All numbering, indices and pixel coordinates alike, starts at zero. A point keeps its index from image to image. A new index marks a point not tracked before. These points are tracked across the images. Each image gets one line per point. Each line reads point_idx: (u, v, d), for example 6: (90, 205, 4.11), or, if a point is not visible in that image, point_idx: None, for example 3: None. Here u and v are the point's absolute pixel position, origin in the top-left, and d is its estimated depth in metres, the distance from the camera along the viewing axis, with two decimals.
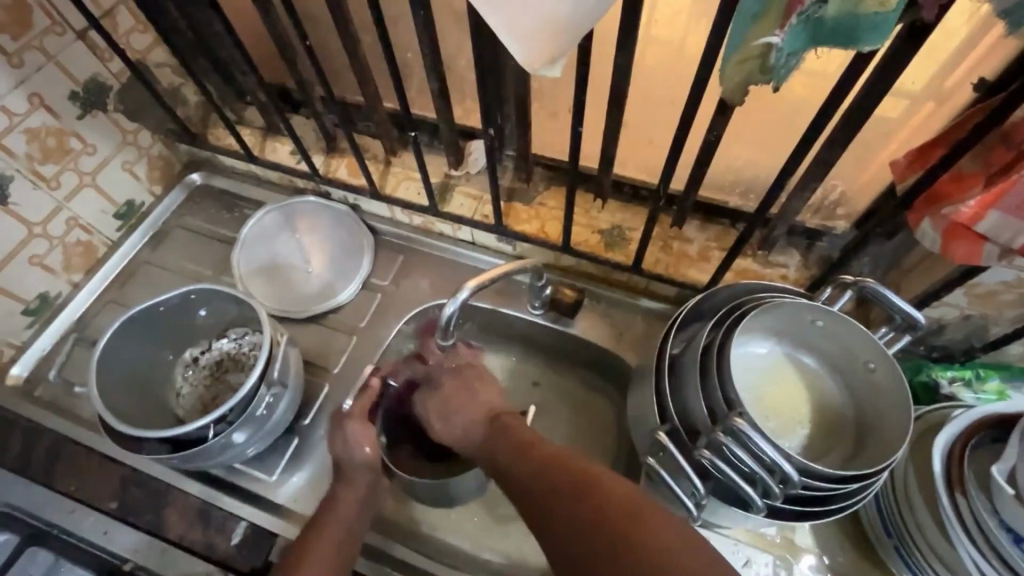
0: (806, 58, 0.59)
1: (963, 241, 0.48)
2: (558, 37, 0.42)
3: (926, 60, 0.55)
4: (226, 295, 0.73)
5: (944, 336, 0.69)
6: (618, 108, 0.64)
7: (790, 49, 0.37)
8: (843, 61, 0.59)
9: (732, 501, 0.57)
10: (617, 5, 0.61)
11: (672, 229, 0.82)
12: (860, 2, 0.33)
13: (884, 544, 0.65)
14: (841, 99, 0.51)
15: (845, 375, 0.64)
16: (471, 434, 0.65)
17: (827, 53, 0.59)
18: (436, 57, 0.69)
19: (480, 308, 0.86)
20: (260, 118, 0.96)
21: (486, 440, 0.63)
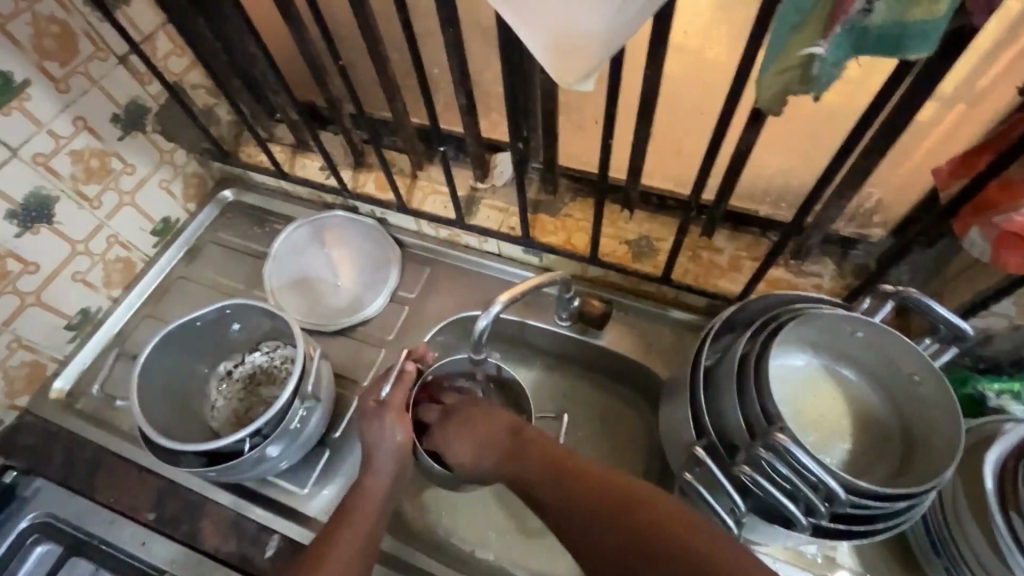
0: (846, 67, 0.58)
1: (1015, 249, 0.46)
2: (592, 52, 0.42)
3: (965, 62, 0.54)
4: (259, 309, 0.74)
5: (992, 347, 0.66)
6: (647, 120, 0.63)
7: (833, 60, 0.36)
8: (877, 67, 0.58)
9: (772, 518, 0.55)
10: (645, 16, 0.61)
11: (701, 239, 0.81)
12: (907, 10, 0.32)
13: (933, 564, 0.62)
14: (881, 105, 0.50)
15: (888, 388, 0.62)
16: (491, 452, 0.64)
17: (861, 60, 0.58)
18: (464, 72, 0.70)
19: (507, 320, 0.86)
20: (289, 135, 0.98)
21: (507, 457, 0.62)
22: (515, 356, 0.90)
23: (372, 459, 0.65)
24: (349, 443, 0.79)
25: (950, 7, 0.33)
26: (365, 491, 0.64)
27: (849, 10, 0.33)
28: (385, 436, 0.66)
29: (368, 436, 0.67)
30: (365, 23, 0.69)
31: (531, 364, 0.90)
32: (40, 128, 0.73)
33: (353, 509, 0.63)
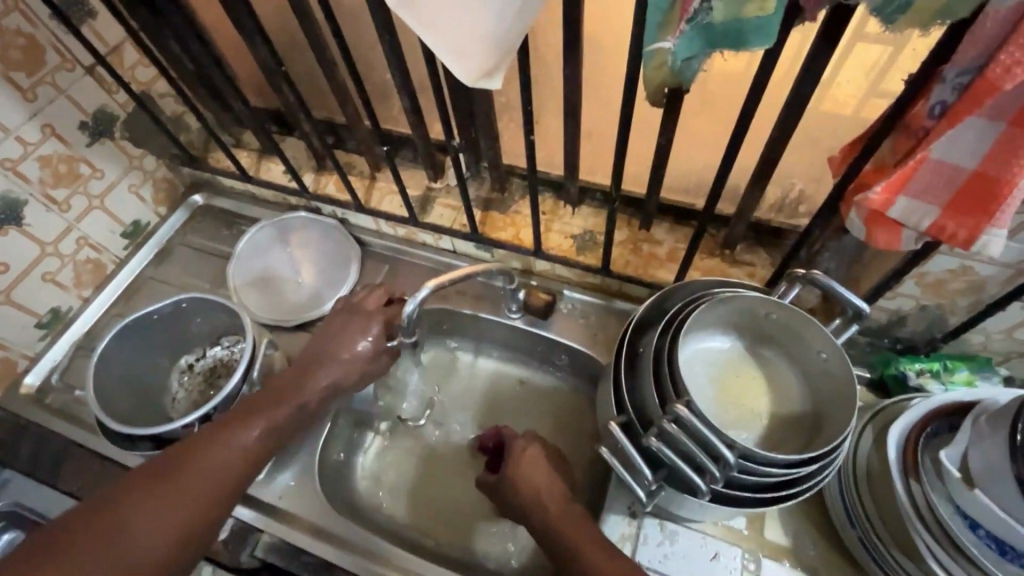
0: (714, 63, 0.64)
1: (885, 225, 0.46)
2: (489, 52, 0.46)
3: (848, 65, 0.60)
4: (214, 303, 0.78)
5: (908, 328, 0.69)
6: (573, 118, 0.68)
7: (687, 53, 0.40)
8: (746, 63, 0.64)
9: (681, 488, 0.58)
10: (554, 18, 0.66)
11: (640, 232, 0.85)
12: (742, 7, 0.36)
13: (848, 536, 0.65)
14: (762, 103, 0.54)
15: (802, 368, 0.65)
16: (531, 492, 0.62)
17: (732, 58, 0.64)
18: (406, 77, 0.74)
19: (458, 313, 0.89)
20: (255, 141, 1.04)
21: (532, 502, 0.62)
22: (471, 346, 0.94)
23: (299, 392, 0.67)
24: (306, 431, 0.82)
25: (782, 4, 0.36)
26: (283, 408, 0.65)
27: (690, 8, 0.37)
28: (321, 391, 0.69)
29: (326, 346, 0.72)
30: (310, 31, 0.74)
31: (487, 354, 0.94)
32: (8, 134, 0.78)
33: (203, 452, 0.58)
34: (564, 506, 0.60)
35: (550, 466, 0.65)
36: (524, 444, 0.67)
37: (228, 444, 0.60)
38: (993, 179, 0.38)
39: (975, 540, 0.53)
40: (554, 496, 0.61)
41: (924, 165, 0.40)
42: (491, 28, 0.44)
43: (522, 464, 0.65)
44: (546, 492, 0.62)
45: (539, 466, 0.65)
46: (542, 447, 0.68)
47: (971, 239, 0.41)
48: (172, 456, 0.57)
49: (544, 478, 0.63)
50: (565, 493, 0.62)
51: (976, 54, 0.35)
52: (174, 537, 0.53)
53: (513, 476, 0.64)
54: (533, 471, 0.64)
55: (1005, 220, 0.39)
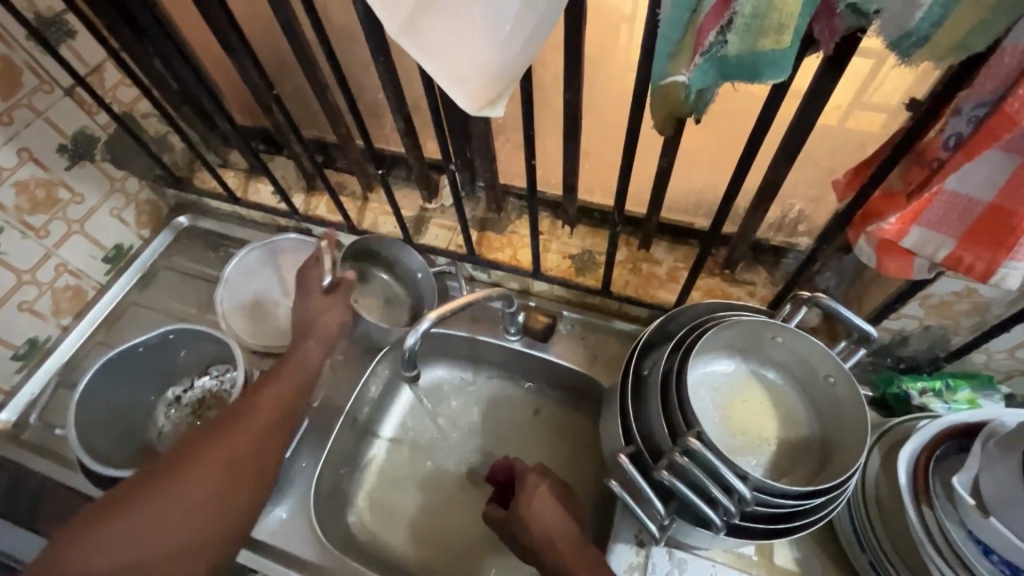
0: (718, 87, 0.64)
1: (896, 254, 0.46)
2: (493, 82, 0.44)
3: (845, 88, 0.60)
4: (206, 334, 0.76)
5: (909, 348, 0.69)
6: (573, 140, 0.67)
7: (700, 84, 0.39)
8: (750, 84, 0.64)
9: (693, 521, 0.57)
10: (552, 41, 0.65)
11: (640, 251, 0.84)
12: (757, 40, 0.35)
13: (859, 560, 0.64)
14: (766, 130, 0.53)
15: (808, 391, 0.64)
16: (541, 527, 0.61)
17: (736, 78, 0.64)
18: (400, 98, 0.73)
19: (456, 335, 0.87)
20: (243, 161, 1.01)
21: (544, 539, 0.60)
22: (469, 368, 0.92)
23: (288, 373, 0.67)
24: (300, 462, 0.79)
25: (797, 38, 0.35)
26: (282, 383, 0.66)
27: (704, 41, 0.36)
28: (309, 369, 0.69)
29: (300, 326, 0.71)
30: (301, 52, 0.72)
31: (485, 376, 0.92)
32: None
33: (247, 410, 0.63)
34: (577, 546, 0.59)
35: (561, 503, 0.63)
36: (534, 480, 0.66)
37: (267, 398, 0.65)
38: (1008, 213, 0.38)
39: (988, 566, 0.52)
40: (567, 534, 0.60)
41: (939, 197, 0.40)
42: (496, 57, 0.43)
43: (534, 500, 0.63)
44: (558, 533, 0.60)
45: (551, 503, 0.63)
46: (551, 483, 0.66)
47: (988, 271, 0.40)
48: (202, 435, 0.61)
49: (556, 516, 0.62)
50: (578, 532, 0.60)
51: (991, 87, 0.35)
52: (217, 495, 0.58)
53: (525, 515, 0.62)
54: (544, 507, 0.63)
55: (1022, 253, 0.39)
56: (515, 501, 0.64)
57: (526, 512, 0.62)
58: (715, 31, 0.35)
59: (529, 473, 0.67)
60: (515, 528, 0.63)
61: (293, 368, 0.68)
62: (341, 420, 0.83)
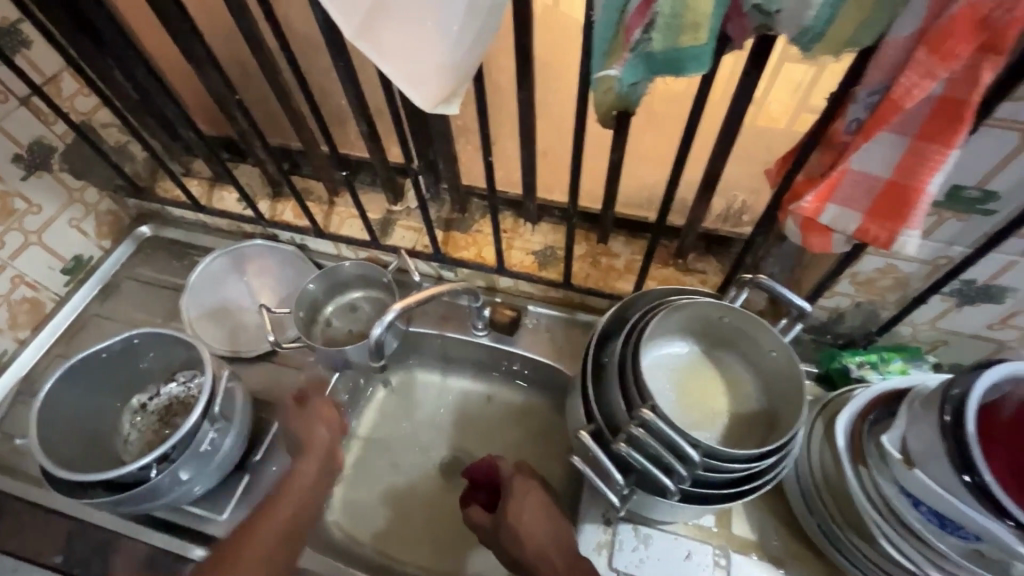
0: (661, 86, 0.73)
1: (817, 232, 0.50)
2: (447, 80, 0.47)
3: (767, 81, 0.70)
4: (171, 338, 0.75)
5: (846, 325, 0.75)
6: (529, 138, 0.70)
7: (631, 78, 0.43)
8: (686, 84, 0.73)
9: (651, 491, 0.60)
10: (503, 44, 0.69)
11: (599, 245, 0.88)
12: (678, 38, 0.39)
13: (809, 523, 0.68)
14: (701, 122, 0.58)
15: (756, 367, 0.69)
16: (534, 529, 0.65)
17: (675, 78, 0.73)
18: (362, 103, 0.75)
19: (426, 334, 0.89)
20: (206, 169, 1.02)
21: (531, 543, 0.64)
22: (440, 367, 0.94)
23: (287, 495, 0.69)
24: (270, 465, 0.79)
25: (713, 35, 0.39)
26: (286, 504, 0.69)
27: (631, 37, 0.40)
28: (309, 488, 0.71)
29: (300, 429, 0.74)
30: (263, 60, 0.74)
31: (455, 372, 0.94)
32: None
33: (280, 495, 0.69)
34: (560, 543, 0.65)
35: (548, 513, 0.67)
36: (522, 483, 0.69)
37: (294, 482, 0.70)
38: (904, 186, 0.43)
39: (918, 515, 0.57)
40: (552, 534, 0.65)
41: (847, 175, 0.45)
42: (447, 56, 0.46)
43: (523, 505, 0.67)
44: (549, 545, 0.64)
45: (535, 505, 0.67)
46: (536, 484, 0.70)
47: (891, 241, 0.46)
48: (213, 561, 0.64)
49: (541, 518, 0.66)
50: (567, 543, 0.65)
51: (881, 75, 0.40)
52: None
53: (516, 524, 0.66)
54: (531, 511, 0.67)
55: (916, 223, 0.44)
56: (503, 512, 0.67)
57: (515, 515, 0.66)
58: (641, 29, 0.39)
59: (516, 473, 0.71)
60: (501, 531, 0.66)
61: (298, 481, 0.70)
62: None
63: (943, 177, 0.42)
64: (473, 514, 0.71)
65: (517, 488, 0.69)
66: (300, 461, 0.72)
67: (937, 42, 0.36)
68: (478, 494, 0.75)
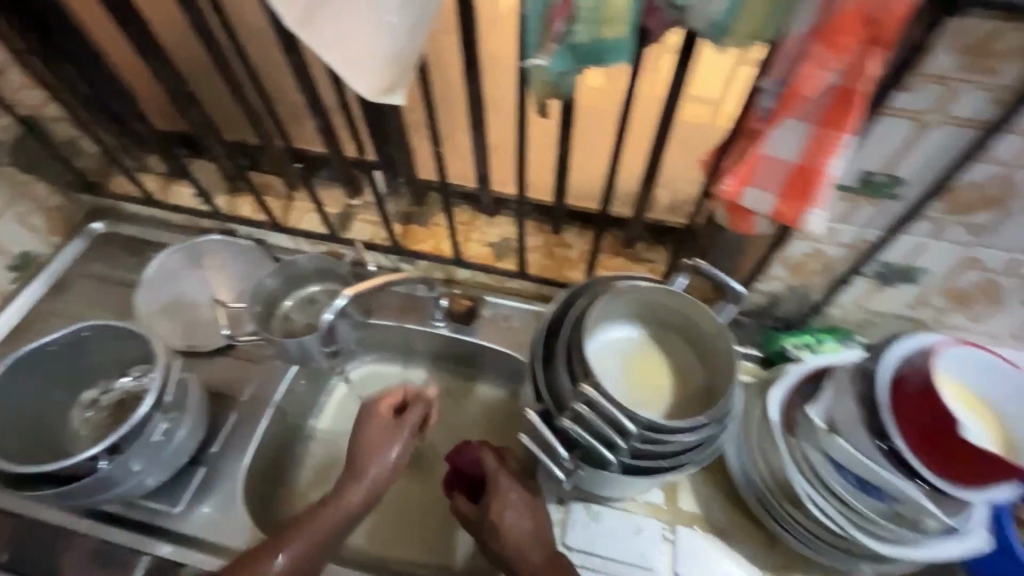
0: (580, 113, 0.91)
1: (739, 216, 0.54)
2: (387, 69, 0.49)
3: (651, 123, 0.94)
4: (119, 330, 0.74)
5: (782, 308, 0.79)
6: (479, 132, 0.73)
7: (560, 68, 0.45)
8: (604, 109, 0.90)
9: (595, 465, 0.63)
10: None
11: (554, 237, 0.90)
12: (599, 29, 0.42)
13: (747, 495, 0.71)
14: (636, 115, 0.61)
15: (698, 349, 0.72)
16: (517, 529, 0.64)
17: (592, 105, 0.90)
18: (316, 98, 0.76)
19: (385, 326, 0.89)
20: (162, 164, 1.01)
21: (514, 542, 0.63)
22: (400, 361, 0.95)
23: (332, 504, 0.68)
24: (226, 457, 0.79)
25: (632, 27, 0.43)
26: (325, 517, 0.67)
27: (556, 29, 0.43)
28: (357, 503, 0.69)
29: (363, 444, 0.73)
30: (217, 53, 0.74)
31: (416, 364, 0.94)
32: None
33: (324, 506, 0.68)
34: (538, 540, 0.64)
35: (529, 511, 0.66)
36: (508, 481, 0.67)
37: (341, 498, 0.68)
38: (810, 170, 0.47)
39: (840, 480, 0.61)
40: (532, 532, 0.64)
41: (762, 160, 0.48)
42: (388, 45, 0.48)
43: (507, 505, 0.65)
44: (530, 545, 0.63)
45: (518, 503, 0.66)
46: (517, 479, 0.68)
47: (801, 221, 0.50)
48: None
49: (522, 515, 0.65)
50: (546, 539, 0.65)
51: (786, 67, 0.44)
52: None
53: (499, 525, 0.64)
54: (516, 510, 0.65)
55: (822, 203, 0.48)
56: (486, 511, 0.65)
57: (500, 516, 0.64)
58: (565, 20, 0.42)
59: (503, 472, 0.68)
60: (484, 531, 0.65)
61: (344, 495, 0.69)
62: (268, 413, 0.82)
63: (841, 161, 0.46)
64: (461, 510, 0.67)
65: (503, 486, 0.67)
66: (350, 482, 0.70)
67: (831, 37, 0.40)
68: (458, 484, 0.72)
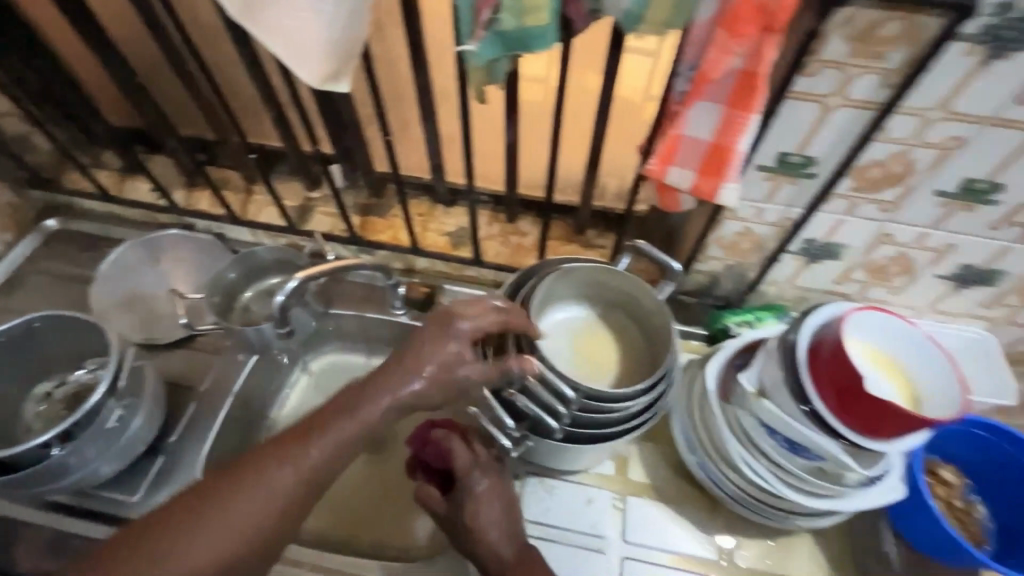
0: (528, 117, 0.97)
1: (666, 192, 0.58)
2: (328, 58, 0.52)
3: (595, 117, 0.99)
4: (71, 321, 0.74)
5: (723, 288, 0.84)
6: (430, 121, 0.75)
7: (488, 55, 0.48)
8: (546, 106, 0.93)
9: (543, 435, 0.66)
10: None
11: (509, 225, 0.94)
12: (523, 18, 0.45)
13: (690, 463, 0.75)
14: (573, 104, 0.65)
15: (641, 326, 0.76)
16: (487, 523, 0.64)
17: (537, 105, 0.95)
18: (271, 90, 0.78)
19: (346, 316, 0.91)
20: (117, 160, 1.01)
21: (486, 535, 0.64)
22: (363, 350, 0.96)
23: (357, 419, 0.55)
24: (183, 446, 0.79)
25: (553, 17, 0.46)
26: (344, 432, 0.55)
27: (483, 17, 0.46)
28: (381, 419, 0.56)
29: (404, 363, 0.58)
30: (169, 45, 0.75)
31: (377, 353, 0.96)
32: None
33: (351, 412, 0.56)
34: (511, 533, 0.65)
35: (500, 503, 0.66)
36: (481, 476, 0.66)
37: (362, 410, 0.56)
38: (722, 147, 0.51)
39: (771, 442, 0.66)
40: (505, 525, 0.65)
41: (681, 139, 0.52)
42: (327, 33, 0.50)
43: (480, 499, 0.65)
44: (500, 539, 0.64)
45: (491, 498, 0.66)
46: (490, 474, 0.68)
47: (717, 195, 0.54)
48: (223, 472, 0.54)
49: (494, 509, 0.65)
50: (518, 533, 0.66)
51: (694, 52, 0.48)
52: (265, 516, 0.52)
53: (473, 528, 0.64)
54: (488, 506, 0.65)
55: (733, 177, 0.52)
56: (461, 512, 0.65)
57: (473, 511, 0.65)
58: (490, 10, 0.45)
59: (475, 467, 0.67)
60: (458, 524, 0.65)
61: (370, 410, 0.56)
62: (227, 403, 0.82)
63: (748, 138, 0.50)
64: (436, 502, 0.67)
65: (475, 480, 0.66)
66: (370, 392, 0.57)
67: (728, 23, 0.44)
68: (431, 476, 0.71)
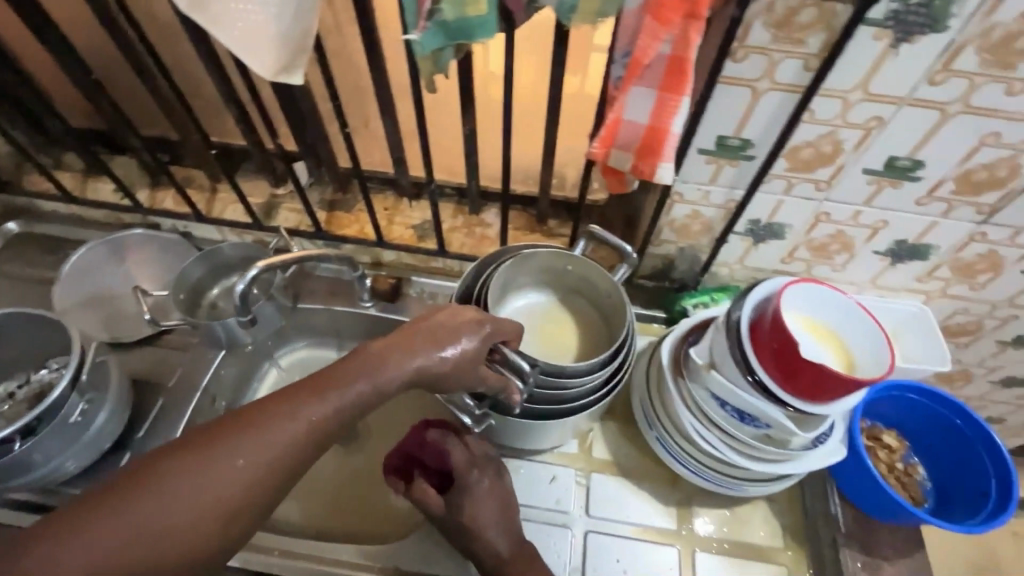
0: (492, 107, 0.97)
1: (612, 174, 0.61)
2: (278, 50, 0.53)
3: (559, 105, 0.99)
4: (33, 318, 0.74)
5: (678, 271, 0.87)
6: (389, 114, 0.77)
7: (431, 45, 0.50)
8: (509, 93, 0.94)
9: (503, 412, 0.69)
10: None
11: (473, 216, 0.96)
12: (462, 8, 0.48)
13: (649, 438, 0.78)
14: None
15: (599, 308, 0.79)
16: (485, 525, 0.66)
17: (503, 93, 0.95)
18: (231, 86, 0.79)
19: (314, 309, 0.92)
20: (79, 161, 1.01)
21: (484, 536, 0.66)
22: (333, 344, 0.97)
23: (376, 373, 0.49)
24: (152, 441, 0.79)
25: (492, 7, 0.48)
26: (361, 383, 0.48)
27: (425, 7, 0.48)
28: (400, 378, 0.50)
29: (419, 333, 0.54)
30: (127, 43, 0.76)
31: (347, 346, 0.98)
32: None
33: (371, 362, 0.49)
34: (507, 532, 0.67)
35: (495, 502, 0.68)
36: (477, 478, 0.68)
37: (381, 362, 0.50)
38: (658, 128, 0.54)
39: (721, 412, 0.69)
40: (501, 524, 0.67)
41: (620, 122, 0.55)
42: (276, 26, 0.52)
43: (477, 502, 0.67)
44: (497, 535, 0.66)
45: (488, 499, 0.68)
46: (485, 474, 0.70)
47: (655, 174, 0.57)
48: (219, 419, 0.45)
49: (491, 510, 0.67)
50: (513, 529, 0.67)
51: (627, 39, 0.51)
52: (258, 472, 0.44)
53: (473, 527, 0.66)
54: (485, 507, 0.67)
55: (669, 157, 0.55)
56: (460, 511, 0.67)
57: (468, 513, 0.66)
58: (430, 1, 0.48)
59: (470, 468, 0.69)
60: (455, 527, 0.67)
61: (387, 366, 0.50)
62: (196, 398, 0.83)
63: (681, 120, 0.53)
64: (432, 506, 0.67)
65: (470, 482, 0.68)
66: (388, 350, 0.51)
67: (654, 10, 0.47)
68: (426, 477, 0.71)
